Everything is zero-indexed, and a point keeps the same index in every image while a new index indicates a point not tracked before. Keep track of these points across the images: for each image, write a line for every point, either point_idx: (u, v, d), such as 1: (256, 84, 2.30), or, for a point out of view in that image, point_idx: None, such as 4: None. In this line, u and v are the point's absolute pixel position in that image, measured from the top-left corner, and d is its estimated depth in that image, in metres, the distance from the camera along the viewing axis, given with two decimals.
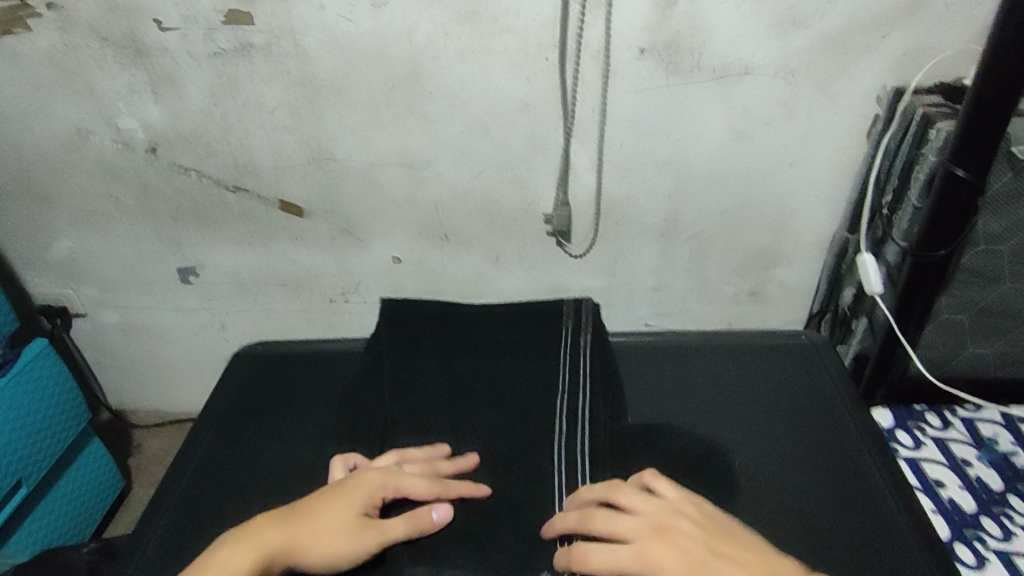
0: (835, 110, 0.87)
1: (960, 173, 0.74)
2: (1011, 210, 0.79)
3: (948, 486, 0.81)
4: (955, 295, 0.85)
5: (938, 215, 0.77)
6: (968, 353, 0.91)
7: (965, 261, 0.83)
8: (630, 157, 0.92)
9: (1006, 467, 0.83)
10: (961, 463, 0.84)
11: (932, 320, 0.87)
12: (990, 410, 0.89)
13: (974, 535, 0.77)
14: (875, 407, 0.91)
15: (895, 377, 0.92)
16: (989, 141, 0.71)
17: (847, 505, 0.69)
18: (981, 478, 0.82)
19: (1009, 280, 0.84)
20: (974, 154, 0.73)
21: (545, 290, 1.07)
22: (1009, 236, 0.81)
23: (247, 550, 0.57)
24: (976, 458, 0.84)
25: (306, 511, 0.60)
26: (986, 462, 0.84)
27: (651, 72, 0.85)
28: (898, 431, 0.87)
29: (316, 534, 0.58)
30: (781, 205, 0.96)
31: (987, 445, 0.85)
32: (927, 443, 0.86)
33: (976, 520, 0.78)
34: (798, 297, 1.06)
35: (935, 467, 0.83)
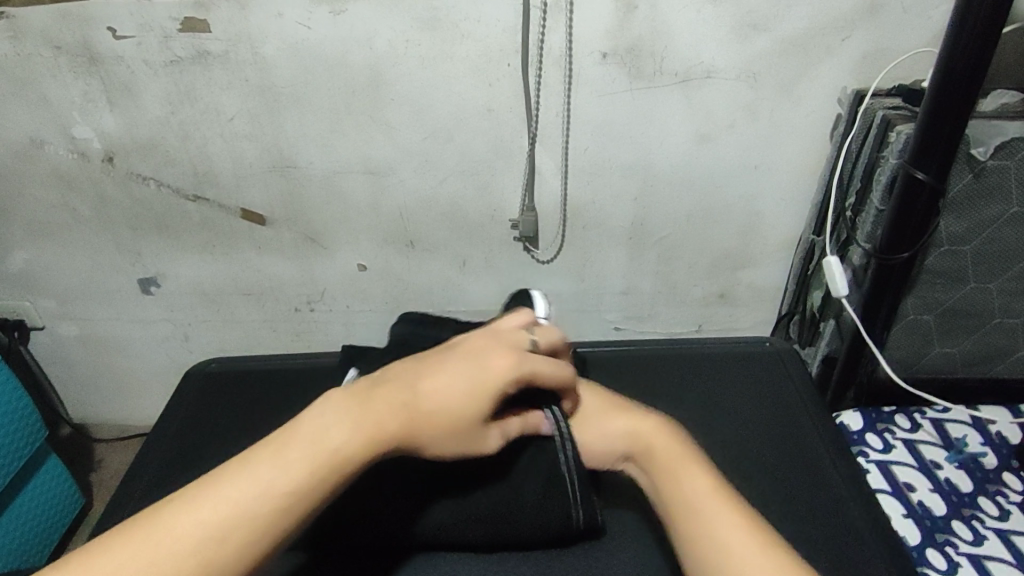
0: (797, 112, 0.87)
1: (920, 175, 0.73)
2: (972, 211, 0.79)
3: (918, 489, 0.82)
4: (921, 295, 0.86)
5: (901, 219, 0.77)
6: (935, 352, 0.91)
7: (929, 261, 0.83)
8: (596, 162, 0.92)
9: (974, 468, 0.84)
10: (931, 465, 0.84)
11: (899, 320, 0.88)
12: (958, 411, 0.90)
13: (946, 539, 0.77)
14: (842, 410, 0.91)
15: (865, 377, 0.92)
16: (947, 143, 0.71)
17: (817, 514, 0.69)
18: (950, 480, 0.83)
19: (973, 280, 0.85)
20: (934, 156, 0.72)
21: (514, 296, 1.07)
22: (971, 236, 0.81)
23: (357, 426, 0.51)
24: (945, 460, 0.85)
25: (422, 381, 0.56)
26: (955, 463, 0.84)
27: (614, 77, 0.85)
28: (867, 433, 0.87)
29: (428, 423, 0.55)
30: (748, 208, 0.96)
31: (955, 447, 0.86)
32: (897, 445, 0.86)
33: (947, 524, 0.79)
34: (766, 300, 1.07)
35: (905, 471, 0.84)
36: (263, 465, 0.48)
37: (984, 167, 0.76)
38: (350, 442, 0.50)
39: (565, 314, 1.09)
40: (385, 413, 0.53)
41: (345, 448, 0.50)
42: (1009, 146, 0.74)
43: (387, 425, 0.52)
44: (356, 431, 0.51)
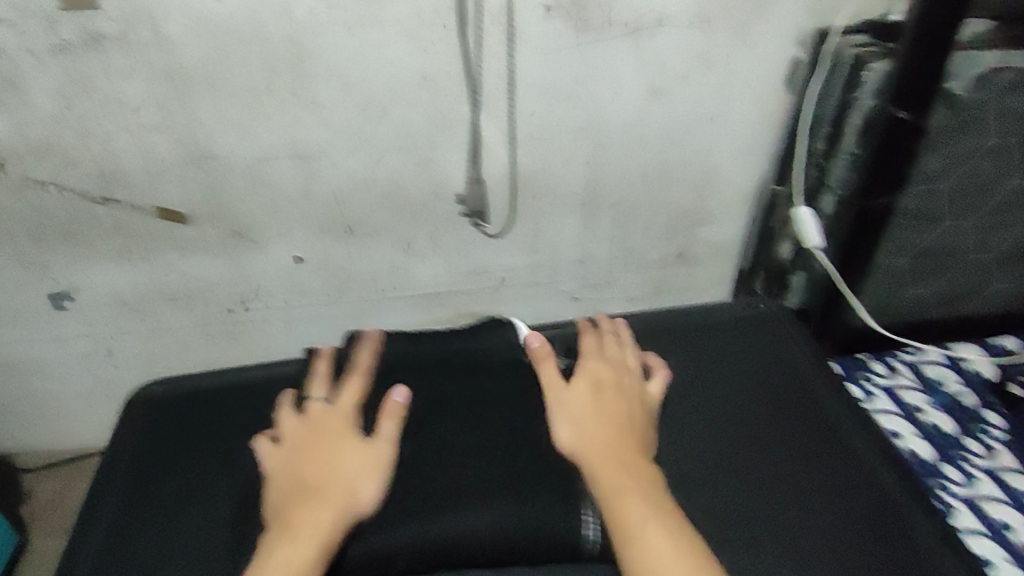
0: (753, 60, 0.83)
1: (902, 115, 0.71)
2: (947, 149, 0.77)
3: (906, 438, 0.81)
4: (897, 240, 0.84)
5: (879, 161, 0.75)
6: (907, 295, 0.90)
7: (904, 205, 0.80)
8: (545, 127, 0.86)
9: (955, 409, 0.84)
10: (914, 411, 0.83)
11: (874, 268, 0.85)
12: (929, 351, 0.89)
13: (940, 485, 0.77)
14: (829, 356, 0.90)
15: (839, 329, 0.90)
16: (930, 80, 0.69)
17: (835, 485, 0.67)
18: (934, 424, 0.82)
19: (945, 220, 0.83)
20: (914, 95, 0.70)
21: (465, 275, 1.01)
22: (944, 175, 0.79)
23: (306, 534, 0.58)
24: (927, 403, 0.84)
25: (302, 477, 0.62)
26: (936, 406, 0.84)
27: (560, 33, 0.78)
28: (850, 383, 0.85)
29: (333, 489, 0.61)
30: (704, 164, 0.92)
31: (933, 389, 0.86)
32: (883, 393, 0.85)
33: (939, 469, 0.79)
34: (727, 255, 1.03)
35: (891, 419, 0.82)
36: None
37: (962, 102, 0.72)
38: (301, 547, 0.57)
39: (521, 289, 1.04)
40: (315, 512, 0.59)
41: (304, 558, 0.56)
42: (985, 77, 0.71)
43: (310, 517, 0.59)
44: (308, 545, 0.57)
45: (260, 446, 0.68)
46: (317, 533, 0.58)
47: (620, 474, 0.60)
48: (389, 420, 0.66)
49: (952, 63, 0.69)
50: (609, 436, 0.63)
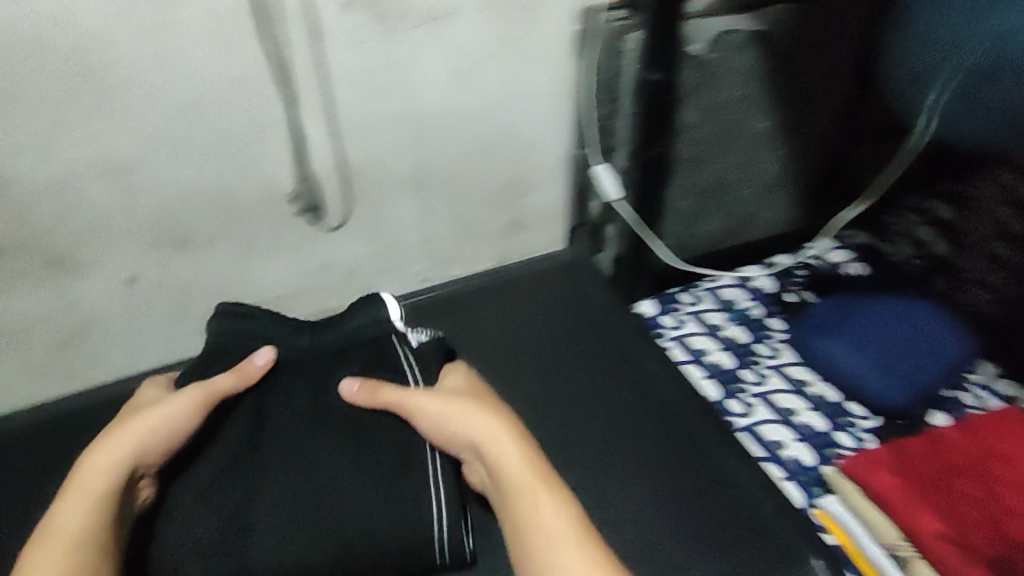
0: (541, 36, 0.91)
1: (655, 76, 0.82)
2: (705, 99, 0.88)
3: (710, 352, 0.97)
4: (679, 183, 0.95)
5: (647, 117, 0.86)
6: (701, 229, 1.02)
7: (680, 152, 0.92)
8: (363, 116, 0.89)
9: (748, 322, 1.00)
10: (715, 329, 0.99)
11: (667, 209, 0.97)
12: (724, 277, 1.06)
13: (738, 387, 0.93)
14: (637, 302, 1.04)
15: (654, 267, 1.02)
16: (671, 43, 0.80)
17: (630, 399, 0.90)
18: (731, 336, 0.98)
19: (717, 160, 0.95)
20: (664, 57, 0.81)
21: (311, 272, 1.02)
22: (706, 122, 0.90)
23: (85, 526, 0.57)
24: (726, 321, 1.00)
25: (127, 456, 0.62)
26: (732, 321, 1.00)
27: (361, 25, 0.82)
28: (661, 317, 1.01)
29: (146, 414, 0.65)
30: (518, 136, 1.00)
31: (731, 308, 1.02)
32: (687, 321, 1.00)
33: (736, 374, 0.95)
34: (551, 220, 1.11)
35: (697, 339, 0.98)
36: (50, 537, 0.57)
37: (705, 58, 0.84)
38: (95, 477, 0.60)
39: (369, 278, 1.06)
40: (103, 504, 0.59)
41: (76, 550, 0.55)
42: (718, 39, 0.83)
43: (112, 443, 0.62)
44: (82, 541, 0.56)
45: (128, 401, 0.72)
46: (120, 465, 0.61)
47: (517, 479, 0.61)
48: (232, 375, 0.71)
49: (685, 28, 0.80)
50: (490, 441, 0.64)
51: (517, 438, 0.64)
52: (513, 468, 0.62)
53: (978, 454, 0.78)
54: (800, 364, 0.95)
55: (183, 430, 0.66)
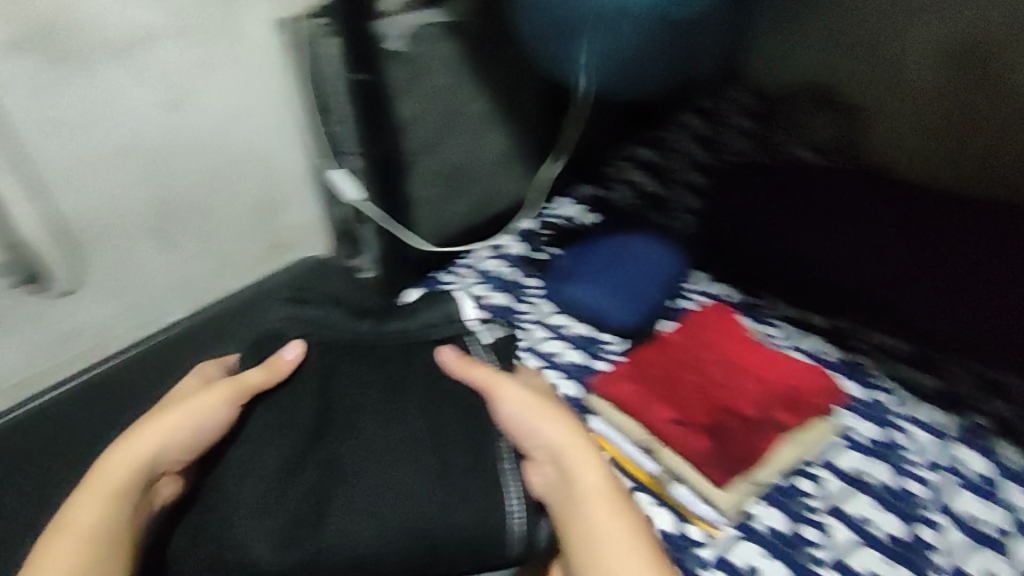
0: (246, 53, 0.90)
1: (361, 76, 0.82)
2: (418, 94, 0.88)
3: None
4: (417, 174, 0.94)
5: (364, 115, 0.85)
6: (451, 214, 1.02)
7: (410, 145, 0.91)
8: (66, 165, 0.82)
9: (506, 285, 1.02)
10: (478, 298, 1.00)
11: (411, 201, 0.95)
12: (478, 251, 1.08)
13: None
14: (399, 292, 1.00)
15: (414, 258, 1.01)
16: (364, 42, 0.81)
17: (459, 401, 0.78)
18: (494, 302, 0.99)
19: (449, 146, 0.95)
20: (363, 56, 0.81)
21: (51, 350, 0.89)
22: (426, 113, 0.89)
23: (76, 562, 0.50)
24: (486, 289, 1.01)
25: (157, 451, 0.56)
26: (492, 288, 1.01)
27: (38, 68, 0.76)
28: None
29: (198, 399, 0.58)
30: (254, 155, 0.97)
31: (488, 276, 1.03)
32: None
33: None
34: (308, 231, 1.08)
35: None
36: (56, 545, 0.51)
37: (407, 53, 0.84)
38: (115, 471, 0.54)
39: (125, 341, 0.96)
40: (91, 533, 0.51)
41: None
42: (416, 35, 0.84)
43: (134, 446, 0.55)
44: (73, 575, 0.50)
45: (174, 388, 0.65)
46: (135, 468, 0.55)
47: (593, 486, 0.57)
48: (261, 370, 0.62)
49: (376, 27, 0.81)
50: (572, 438, 0.59)
51: (596, 448, 0.60)
52: (595, 473, 0.58)
53: (715, 350, 0.88)
54: (559, 314, 0.98)
55: (209, 428, 0.58)
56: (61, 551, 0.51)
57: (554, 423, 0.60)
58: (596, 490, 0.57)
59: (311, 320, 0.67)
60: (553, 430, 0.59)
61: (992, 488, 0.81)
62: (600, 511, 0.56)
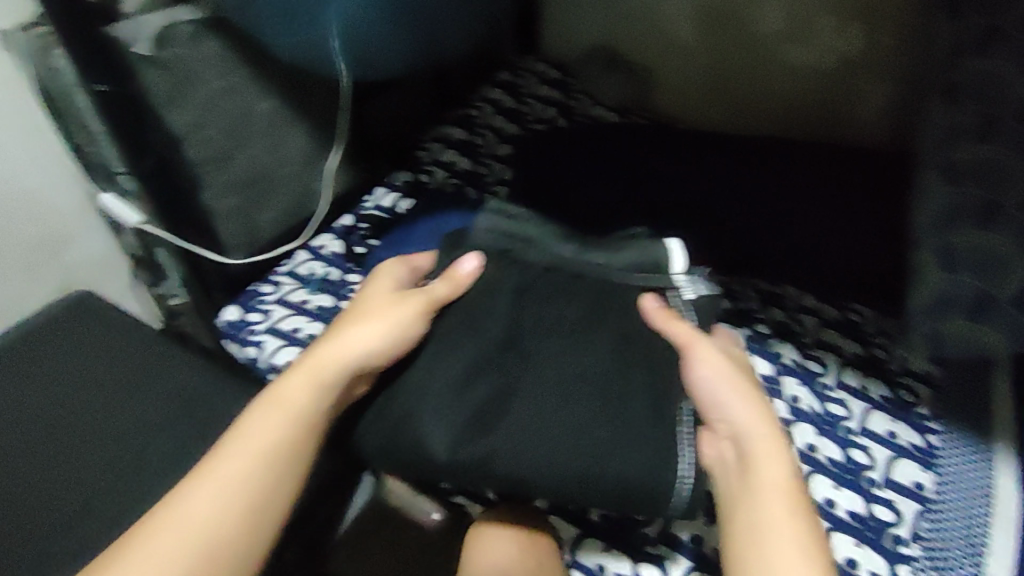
0: None
1: (103, 88, 0.73)
2: (183, 100, 0.81)
3: (302, 326, 0.88)
4: (206, 186, 0.86)
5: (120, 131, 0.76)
6: (263, 221, 0.94)
7: (188, 157, 0.83)
8: None
9: (330, 284, 0.94)
10: (301, 303, 0.91)
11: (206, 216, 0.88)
12: (302, 253, 0.99)
13: None
14: (221, 310, 0.94)
15: (218, 276, 0.92)
16: (101, 47, 0.72)
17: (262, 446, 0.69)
18: (319, 303, 0.91)
19: (237, 152, 0.88)
20: (104, 67, 0.72)
21: None
22: (200, 120, 0.83)
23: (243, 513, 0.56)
24: (308, 291, 0.92)
25: (321, 375, 0.59)
26: (314, 290, 0.93)
27: None
28: (248, 315, 0.92)
29: (357, 330, 0.61)
30: (15, 194, 0.79)
31: (311, 279, 0.95)
32: (273, 309, 0.91)
33: None
34: (120, 288, 0.96)
35: (287, 320, 0.89)
36: (215, 477, 0.56)
37: (162, 58, 0.77)
38: (324, 364, 0.60)
39: None
40: (249, 481, 0.56)
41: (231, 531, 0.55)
42: (165, 35, 0.77)
43: (319, 368, 0.59)
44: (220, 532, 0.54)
45: (361, 284, 0.67)
46: (264, 453, 0.57)
47: (773, 472, 0.55)
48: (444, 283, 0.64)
49: (113, 32, 0.73)
50: (771, 425, 0.57)
51: (786, 447, 0.57)
52: (779, 462, 0.55)
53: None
54: None
55: (401, 343, 0.61)
56: (223, 477, 0.56)
57: (750, 399, 0.58)
58: (779, 474, 0.55)
59: (522, 238, 0.66)
60: (750, 411, 0.58)
61: (791, 396, 0.77)
62: (770, 495, 0.54)
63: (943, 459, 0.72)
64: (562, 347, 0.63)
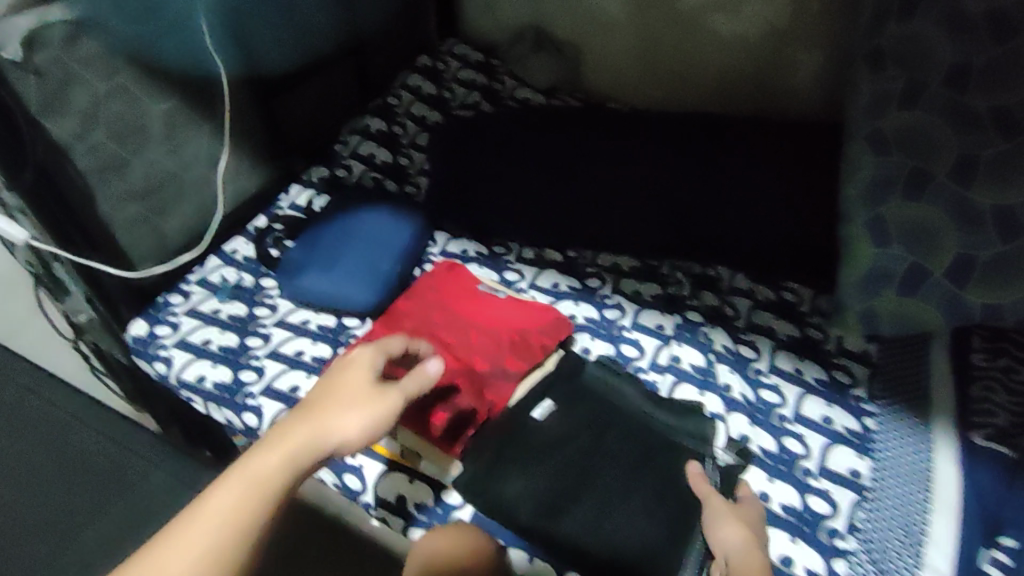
0: None
1: None
2: (69, 105, 0.70)
3: (214, 337, 0.82)
4: (104, 194, 0.77)
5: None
6: (170, 226, 0.86)
7: (79, 166, 0.74)
8: None
9: (243, 290, 0.87)
10: (214, 314, 0.84)
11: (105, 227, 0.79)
12: (211, 258, 0.91)
13: (249, 356, 0.79)
14: (126, 326, 0.85)
15: (126, 293, 0.83)
16: None
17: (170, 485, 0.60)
18: (232, 312, 0.85)
19: (134, 157, 0.79)
20: None
21: None
22: (88, 125, 0.73)
23: None
24: (221, 300, 0.86)
25: (326, 433, 0.44)
26: (227, 298, 0.86)
27: None
28: (153, 328, 0.83)
29: (343, 412, 0.46)
30: None
31: (223, 285, 0.88)
32: (181, 320, 0.83)
33: (244, 345, 0.81)
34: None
35: (197, 331, 0.82)
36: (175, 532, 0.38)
37: (36, 63, 0.66)
38: (306, 405, 0.47)
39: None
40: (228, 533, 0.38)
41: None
42: (31, 37, 0.65)
43: (299, 434, 0.43)
44: None
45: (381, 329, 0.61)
46: (234, 515, 0.38)
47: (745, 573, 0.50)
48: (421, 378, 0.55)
49: None
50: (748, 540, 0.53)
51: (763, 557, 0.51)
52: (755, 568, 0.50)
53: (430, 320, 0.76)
54: (298, 308, 0.84)
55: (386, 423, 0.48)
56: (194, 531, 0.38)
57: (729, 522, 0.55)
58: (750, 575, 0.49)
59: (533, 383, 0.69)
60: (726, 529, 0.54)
61: (723, 384, 0.72)
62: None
63: (879, 439, 0.67)
64: (490, 463, 0.65)
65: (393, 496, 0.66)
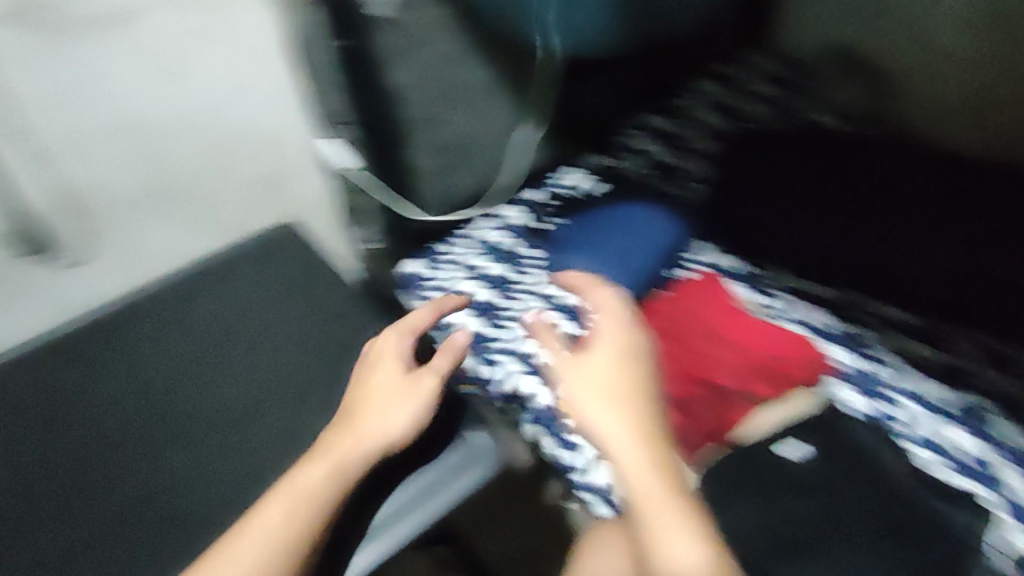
0: None
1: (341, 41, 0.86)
2: (409, 59, 0.86)
3: (471, 292, 0.84)
4: (416, 139, 0.92)
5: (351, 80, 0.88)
6: (456, 180, 0.96)
7: (404, 112, 0.89)
8: None
9: (504, 253, 0.89)
10: (473, 269, 0.87)
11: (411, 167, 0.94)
12: (478, 217, 0.94)
13: (499, 317, 0.80)
14: (397, 267, 0.91)
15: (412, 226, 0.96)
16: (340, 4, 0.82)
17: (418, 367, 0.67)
18: (490, 271, 0.86)
19: (447, 114, 0.91)
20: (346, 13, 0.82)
21: None
22: (414, 81, 0.87)
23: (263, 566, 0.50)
24: (482, 257, 0.88)
25: (359, 432, 0.58)
26: (489, 258, 0.88)
27: None
28: (420, 271, 0.88)
29: (391, 412, 0.59)
30: None
31: (486, 245, 0.90)
32: (445, 270, 0.87)
33: (496, 304, 0.82)
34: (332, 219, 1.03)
35: (457, 284, 0.85)
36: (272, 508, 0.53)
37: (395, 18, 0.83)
38: (360, 404, 0.60)
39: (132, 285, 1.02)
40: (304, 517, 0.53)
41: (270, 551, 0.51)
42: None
43: (343, 450, 0.56)
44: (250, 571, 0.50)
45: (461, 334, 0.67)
46: (293, 518, 0.52)
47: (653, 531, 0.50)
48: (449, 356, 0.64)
49: None
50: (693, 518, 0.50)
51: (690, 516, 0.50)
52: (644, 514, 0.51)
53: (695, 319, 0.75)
54: (554, 283, 0.84)
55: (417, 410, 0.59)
56: (271, 514, 0.53)
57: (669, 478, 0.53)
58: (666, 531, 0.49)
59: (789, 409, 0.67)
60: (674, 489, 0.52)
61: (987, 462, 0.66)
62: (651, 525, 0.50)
63: None
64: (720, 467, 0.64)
65: (616, 483, 0.66)
